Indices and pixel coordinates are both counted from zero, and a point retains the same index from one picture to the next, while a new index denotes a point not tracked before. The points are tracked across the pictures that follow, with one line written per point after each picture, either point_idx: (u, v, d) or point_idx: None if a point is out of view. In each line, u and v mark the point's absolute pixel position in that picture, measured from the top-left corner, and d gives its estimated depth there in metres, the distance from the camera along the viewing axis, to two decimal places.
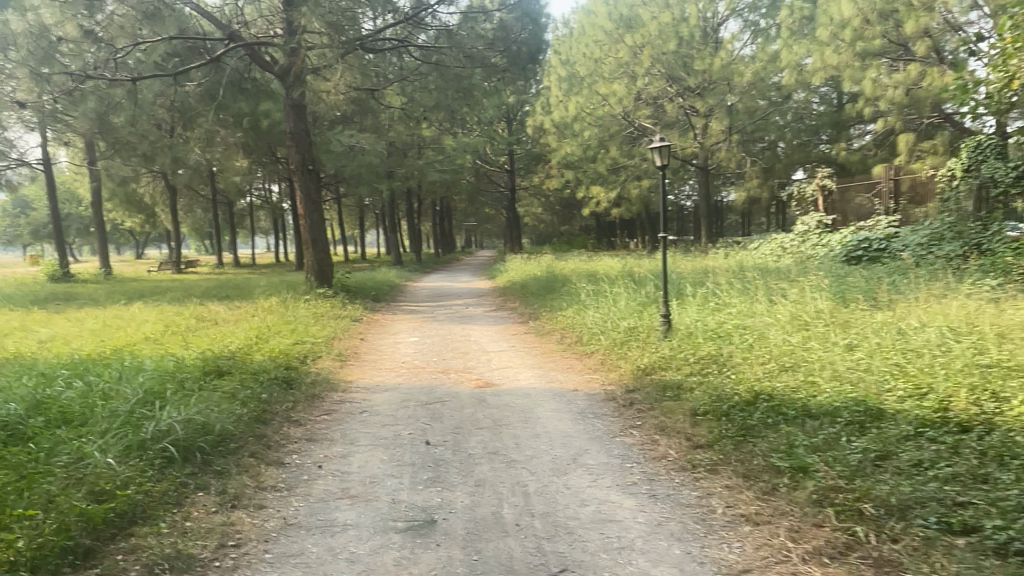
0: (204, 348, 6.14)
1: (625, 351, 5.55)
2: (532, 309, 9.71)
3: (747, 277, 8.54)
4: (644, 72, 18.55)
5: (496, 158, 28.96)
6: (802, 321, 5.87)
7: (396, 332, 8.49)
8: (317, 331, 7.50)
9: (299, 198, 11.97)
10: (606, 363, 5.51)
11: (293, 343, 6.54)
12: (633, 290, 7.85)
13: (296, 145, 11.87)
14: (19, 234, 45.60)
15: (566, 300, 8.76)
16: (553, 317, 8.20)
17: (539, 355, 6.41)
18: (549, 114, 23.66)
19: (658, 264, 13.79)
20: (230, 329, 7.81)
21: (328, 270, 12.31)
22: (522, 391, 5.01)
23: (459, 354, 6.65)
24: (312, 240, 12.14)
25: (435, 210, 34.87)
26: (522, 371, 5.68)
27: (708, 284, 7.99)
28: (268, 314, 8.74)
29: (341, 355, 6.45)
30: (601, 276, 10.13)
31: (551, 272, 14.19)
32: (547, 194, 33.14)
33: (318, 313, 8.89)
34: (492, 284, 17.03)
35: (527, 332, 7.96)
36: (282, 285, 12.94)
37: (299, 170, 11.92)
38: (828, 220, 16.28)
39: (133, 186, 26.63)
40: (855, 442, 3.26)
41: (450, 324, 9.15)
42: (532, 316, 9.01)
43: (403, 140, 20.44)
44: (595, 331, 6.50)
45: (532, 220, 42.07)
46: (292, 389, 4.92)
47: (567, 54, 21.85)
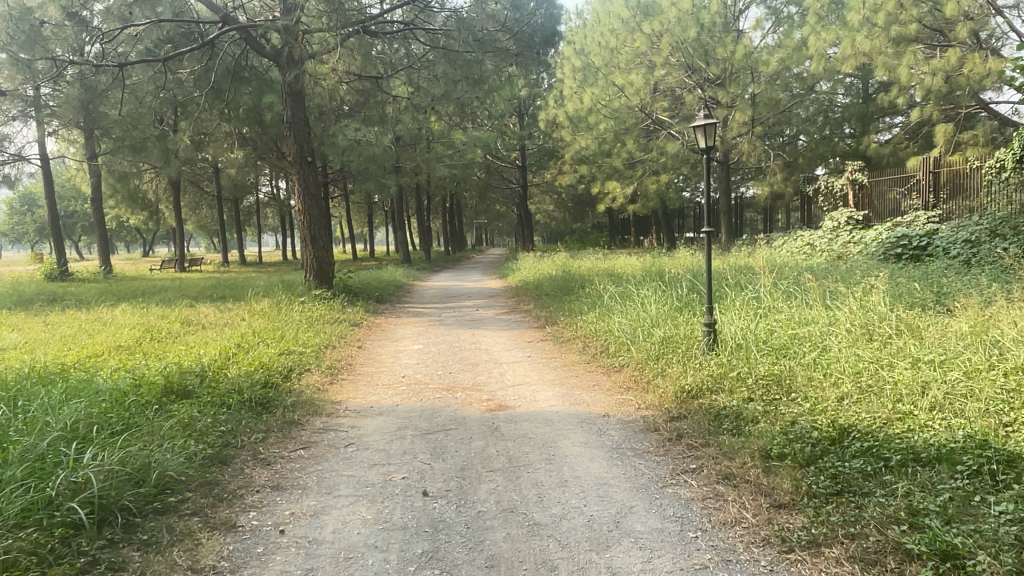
0: (174, 361, 5.33)
1: (663, 367, 4.69)
2: (548, 312, 8.88)
3: (787, 278, 7.68)
4: (663, 61, 17.70)
5: (507, 154, 28.15)
6: (871, 331, 4.98)
7: (398, 339, 7.67)
8: (309, 337, 6.71)
9: (297, 193, 11.17)
10: (641, 382, 4.66)
11: (278, 354, 5.73)
12: (663, 292, 6.98)
13: (294, 135, 11.07)
14: (25, 233, 45.19)
15: (586, 302, 7.93)
16: (572, 322, 7.37)
17: (559, 369, 5.57)
18: (562, 107, 22.81)
19: (683, 263, 12.91)
20: (214, 336, 7.01)
21: (328, 269, 11.50)
22: (542, 417, 4.17)
23: (468, 367, 5.82)
24: (312, 238, 11.34)
25: (445, 207, 34.11)
26: (540, 390, 4.84)
27: (746, 286, 7.14)
28: (259, 319, 7.94)
29: (333, 368, 5.64)
30: (623, 276, 9.29)
31: (566, 272, 13.32)
32: (559, 191, 32.23)
33: (314, 317, 8.09)
34: (503, 283, 16.21)
35: (543, 339, 7.11)
36: (279, 285, 12.15)
37: (297, 163, 11.12)
38: (859, 216, 15.36)
39: (136, 183, 26.04)
40: (999, 505, 2.41)
41: (458, 329, 8.31)
42: (549, 321, 8.17)
43: (410, 133, 19.66)
44: (624, 340, 5.65)
45: (543, 218, 41.16)
46: (264, 415, 4.10)
47: (581, 43, 20.98)
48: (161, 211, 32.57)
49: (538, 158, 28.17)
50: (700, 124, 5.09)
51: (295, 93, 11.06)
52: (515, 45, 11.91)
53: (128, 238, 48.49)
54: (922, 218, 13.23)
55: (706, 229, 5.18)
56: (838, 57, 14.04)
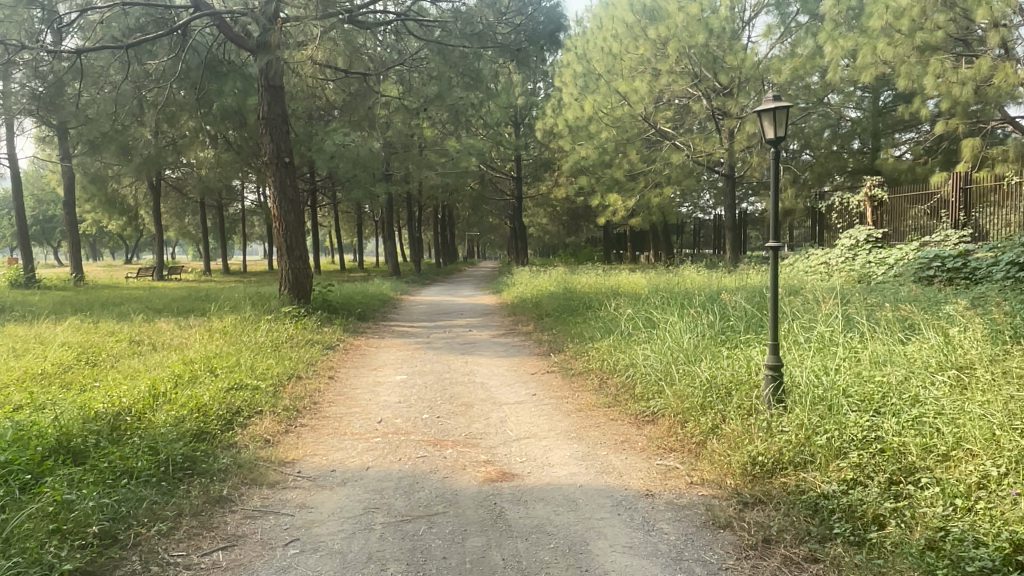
0: (87, 400, 4.18)
1: (719, 424, 3.59)
2: (552, 337, 7.79)
3: (828, 301, 6.62)
4: (669, 69, 16.91)
5: (501, 164, 27.11)
6: (985, 377, 3.83)
7: (378, 366, 6.56)
8: (270, 367, 5.60)
9: (273, 197, 10.05)
10: (691, 446, 3.56)
11: (227, 391, 4.63)
12: (694, 318, 5.92)
13: (270, 132, 9.99)
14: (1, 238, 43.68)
15: (596, 328, 6.86)
16: (583, 352, 6.28)
17: (574, 415, 4.47)
18: (560, 117, 21.80)
19: (696, 283, 11.85)
20: (158, 363, 5.87)
21: (306, 282, 10.35)
22: (562, 494, 3.06)
23: (460, 409, 4.71)
24: (288, 248, 10.20)
25: (437, 218, 33.07)
26: (555, 448, 3.73)
27: (786, 312, 6.07)
28: (217, 341, 6.82)
29: (292, 410, 4.50)
30: (636, 298, 8.21)
31: (568, 289, 12.23)
32: (554, 203, 31.18)
33: (282, 339, 6.94)
34: (497, 299, 15.12)
35: (550, 372, 6.01)
36: (253, 298, 10.99)
37: (273, 163, 10.01)
38: (879, 234, 14.40)
39: (112, 186, 24.84)
40: None
41: (449, 355, 7.20)
42: (553, 348, 7.06)
43: (399, 139, 18.59)
44: (657, 381, 4.55)
45: (536, 231, 40.06)
46: (179, 490, 2.98)
47: (583, 48, 19.98)
48: (142, 216, 31.28)
49: (533, 169, 27.11)
50: (770, 106, 4.45)
51: (273, 86, 9.99)
52: (522, 40, 10.82)
53: (109, 244, 47.06)
54: (953, 238, 12.28)
55: (769, 244, 4.15)
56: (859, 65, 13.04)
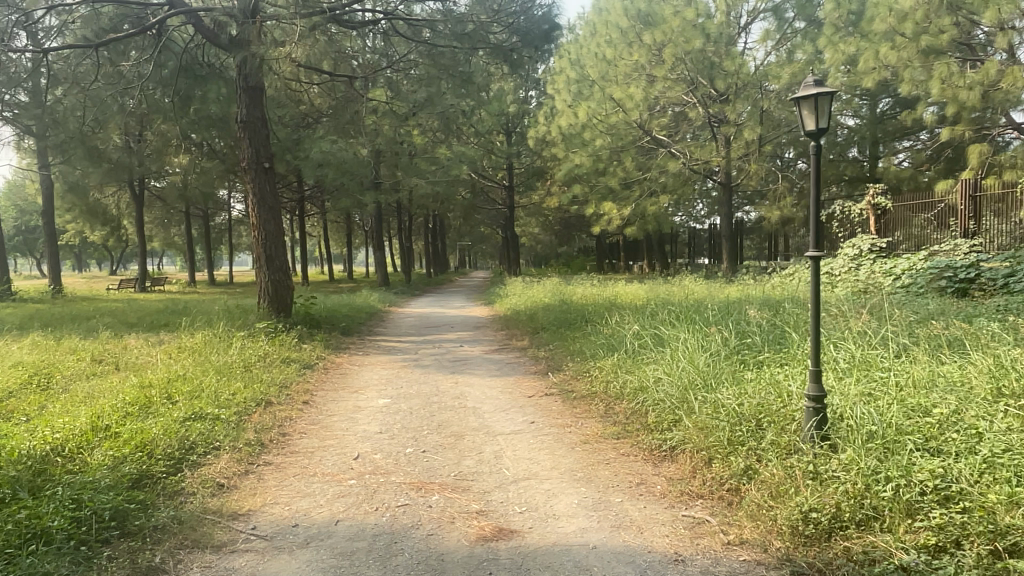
0: (13, 438, 3.59)
1: (757, 468, 3.04)
2: (549, 354, 7.24)
3: (848, 315, 6.11)
4: (665, 75, 16.41)
5: (493, 173, 26.60)
6: None
7: (360, 387, 5.99)
8: (238, 392, 5.01)
9: (251, 204, 9.47)
10: (725, 495, 3.01)
11: (182, 423, 4.05)
12: (706, 335, 5.39)
13: (248, 136, 9.42)
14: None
15: (596, 346, 6.33)
16: (585, 373, 5.75)
17: (580, 449, 3.91)
18: (552, 124, 21.33)
19: (695, 296, 11.35)
20: (112, 388, 5.24)
21: (287, 295, 9.75)
22: (573, 560, 2.51)
23: (450, 442, 4.14)
24: (268, 258, 9.61)
25: (428, 228, 32.54)
26: (560, 495, 3.16)
27: (806, 327, 5.55)
28: (183, 362, 6.21)
29: (255, 447, 3.92)
30: (639, 311, 7.67)
31: (565, 300, 11.67)
32: (547, 213, 30.66)
33: (254, 359, 6.34)
34: (489, 311, 14.57)
35: (548, 395, 5.44)
36: (232, 312, 10.39)
37: (251, 169, 9.43)
38: (883, 243, 13.97)
39: (93, 195, 24.18)
40: None
41: (438, 375, 6.62)
42: (550, 367, 6.50)
43: (388, 147, 18.06)
44: (675, 410, 4.00)
45: (529, 240, 39.59)
46: (98, 559, 2.42)
47: (576, 53, 19.40)
48: (124, 226, 30.52)
49: (525, 178, 26.59)
50: (810, 95, 3.15)
51: (252, 87, 9.45)
52: (515, 39, 10.41)
53: (92, 254, 46.12)
54: (964, 247, 11.89)
55: (808, 254, 3.62)
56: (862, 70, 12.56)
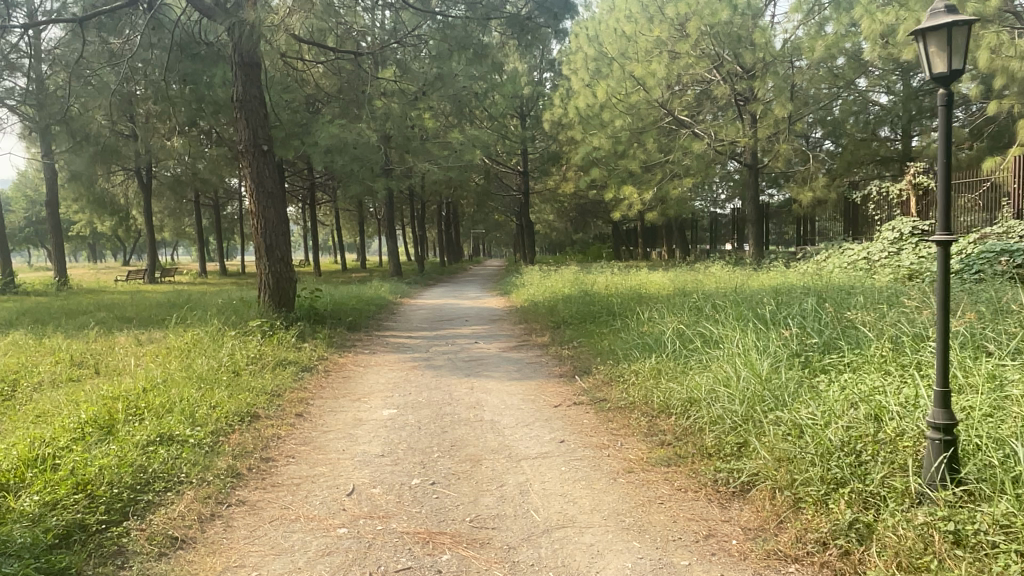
0: None
1: (877, 528, 2.31)
2: (575, 354, 6.51)
3: (917, 307, 5.36)
4: (689, 50, 15.59)
5: (507, 158, 25.81)
6: None
7: (363, 395, 5.29)
8: (217, 406, 4.30)
9: (249, 190, 8.76)
10: (832, 563, 2.30)
11: (138, 452, 3.34)
12: (760, 334, 4.67)
13: (246, 116, 8.72)
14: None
15: (628, 347, 5.60)
16: (618, 379, 5.02)
17: (626, 482, 3.18)
18: (568, 106, 20.48)
19: (726, 285, 10.56)
20: (79, 400, 4.56)
21: (289, 288, 9.05)
22: None
23: (464, 470, 3.42)
24: (268, 248, 8.88)
25: (442, 215, 31.85)
26: (608, 557, 2.42)
27: (874, 321, 4.82)
28: (166, 367, 5.53)
29: (228, 479, 3.22)
30: (675, 304, 6.95)
31: (587, 289, 10.94)
32: (562, 199, 29.84)
33: (246, 364, 5.66)
34: (506, 302, 13.87)
35: (578, 403, 4.72)
36: (232, 306, 9.71)
37: (248, 152, 8.73)
38: (927, 226, 13.18)
39: (99, 184, 23.63)
40: None
41: (451, 377, 5.91)
42: (577, 369, 5.77)
43: (399, 132, 17.33)
44: (744, 433, 3.27)
45: (544, 227, 38.87)
46: None
47: (594, 29, 18.16)
48: (134, 216, 30.04)
49: (540, 163, 25.76)
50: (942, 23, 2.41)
51: (248, 64, 8.75)
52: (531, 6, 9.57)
53: (106, 245, 45.80)
54: (1019, 230, 10.85)
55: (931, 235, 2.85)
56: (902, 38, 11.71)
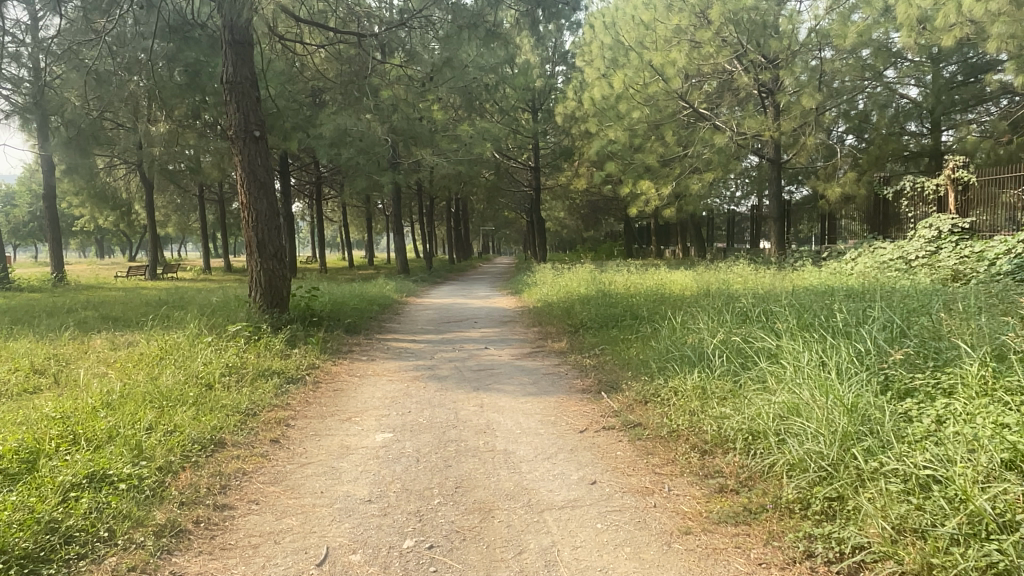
0: None
1: None
2: (598, 366, 5.74)
3: (1001, 317, 4.58)
4: (712, 38, 14.77)
5: (517, 153, 25.04)
6: None
7: (354, 414, 4.52)
8: (175, 434, 3.55)
9: (239, 180, 8.02)
10: None
11: (55, 503, 2.59)
12: (824, 346, 3.92)
13: (238, 100, 8.00)
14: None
15: (662, 359, 4.84)
16: (653, 398, 4.26)
17: (688, 551, 2.42)
18: (581, 99, 19.68)
19: (757, 287, 9.75)
20: (14, 419, 3.83)
21: (283, 287, 8.30)
22: None
23: (471, 527, 2.66)
24: (260, 243, 8.12)
25: (451, 212, 31.13)
26: None
27: (962, 333, 4.05)
28: (129, 380, 4.79)
29: (163, 545, 2.46)
30: (710, 309, 6.18)
31: (606, 290, 10.18)
32: (574, 195, 29.03)
33: (222, 375, 4.92)
34: (517, 301, 13.13)
35: (607, 428, 3.95)
36: (223, 306, 8.99)
37: (239, 138, 7.99)
38: (967, 223, 12.37)
39: (98, 177, 22.96)
40: None
41: (456, 391, 5.16)
42: (603, 384, 5.00)
43: (407, 125, 16.59)
44: (839, 486, 2.52)
45: (555, 224, 38.11)
46: None
47: (611, 17, 17.23)
48: (136, 210, 29.39)
49: (552, 158, 24.98)
50: None
51: (239, 42, 8.01)
52: None
53: (110, 240, 45.16)
54: None
55: None
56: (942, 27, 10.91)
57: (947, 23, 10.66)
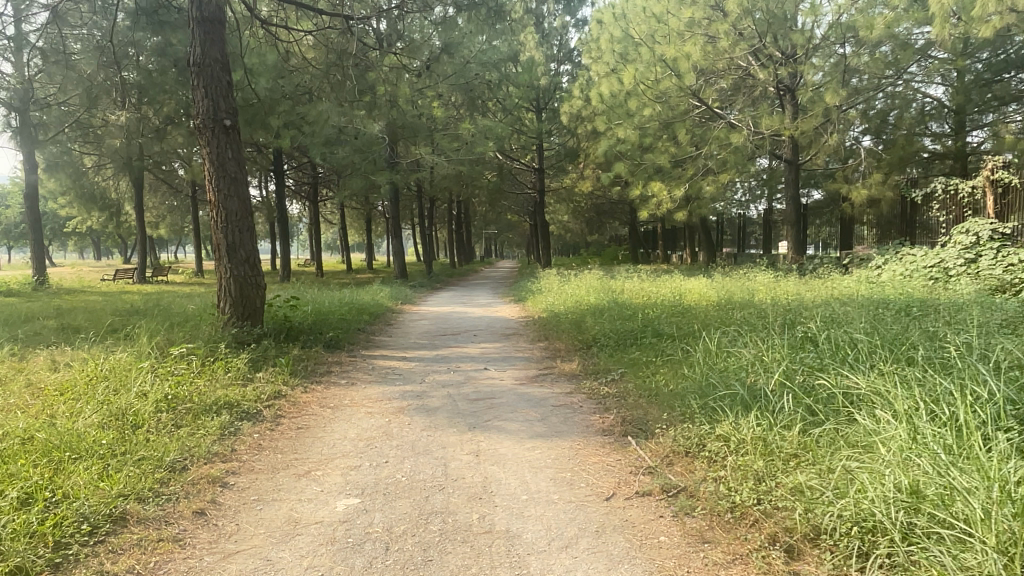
0: None
1: None
2: (620, 398, 4.78)
3: None
4: (729, 30, 13.78)
5: (521, 154, 24.08)
6: None
7: (313, 465, 3.56)
8: (52, 513, 2.59)
9: (208, 174, 7.09)
10: None
11: None
12: (928, 389, 2.99)
13: (206, 84, 7.05)
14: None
15: (703, 395, 3.89)
16: (700, 452, 3.30)
17: None
18: (589, 97, 18.72)
19: (788, 298, 8.77)
20: None
21: (256, 296, 7.35)
22: None
23: None
24: (230, 246, 7.17)
25: (452, 214, 30.17)
26: None
27: None
28: (35, 418, 3.85)
29: None
30: (750, 333, 5.24)
31: (620, 300, 9.23)
32: (578, 198, 28.09)
33: (154, 413, 3.98)
34: (521, 310, 12.16)
35: (643, 496, 3.00)
36: (191, 318, 8.03)
37: (207, 128, 7.06)
38: (1009, 228, 11.37)
39: (84, 177, 22.01)
40: None
41: (449, 431, 4.19)
42: (631, 425, 4.04)
43: (404, 122, 15.63)
44: None
45: (559, 227, 37.19)
46: None
47: (621, 9, 16.25)
48: (127, 211, 28.43)
49: (556, 159, 24.02)
50: None
51: (208, 19, 7.09)
52: None
53: (105, 243, 44.23)
54: None
55: None
56: (981, 16, 9.93)
57: (984, 12, 9.74)
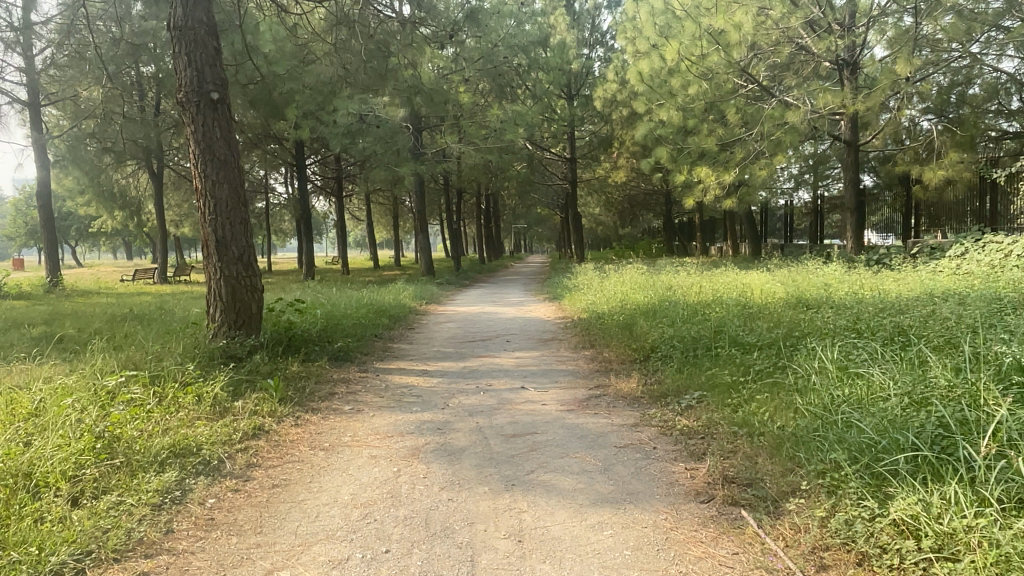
0: None
1: None
2: (710, 435, 3.58)
3: None
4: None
5: (551, 143, 22.81)
6: None
7: (270, 558, 2.41)
8: None
9: (193, 158, 6.01)
10: None
11: None
12: None
13: (188, 51, 5.95)
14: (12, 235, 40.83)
15: (847, 448, 2.70)
16: (873, 556, 2.14)
17: None
18: (626, 79, 17.37)
19: (874, 295, 7.42)
20: None
21: (251, 301, 6.26)
22: None
23: None
24: (219, 243, 6.08)
25: (481, 208, 29.05)
26: None
27: None
28: None
29: None
30: (875, 348, 3.97)
31: (674, 299, 7.95)
32: (612, 189, 26.71)
33: (70, 473, 2.88)
34: (557, 310, 10.93)
35: None
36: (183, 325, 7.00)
37: (192, 103, 5.96)
38: None
39: (100, 175, 21.28)
40: None
41: (476, 491, 2.99)
42: (743, 486, 2.86)
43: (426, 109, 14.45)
44: None
45: (592, 219, 35.85)
46: None
47: None
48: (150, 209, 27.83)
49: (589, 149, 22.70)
50: None
51: None
52: None
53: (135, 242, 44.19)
54: None
55: None
56: None
57: None
